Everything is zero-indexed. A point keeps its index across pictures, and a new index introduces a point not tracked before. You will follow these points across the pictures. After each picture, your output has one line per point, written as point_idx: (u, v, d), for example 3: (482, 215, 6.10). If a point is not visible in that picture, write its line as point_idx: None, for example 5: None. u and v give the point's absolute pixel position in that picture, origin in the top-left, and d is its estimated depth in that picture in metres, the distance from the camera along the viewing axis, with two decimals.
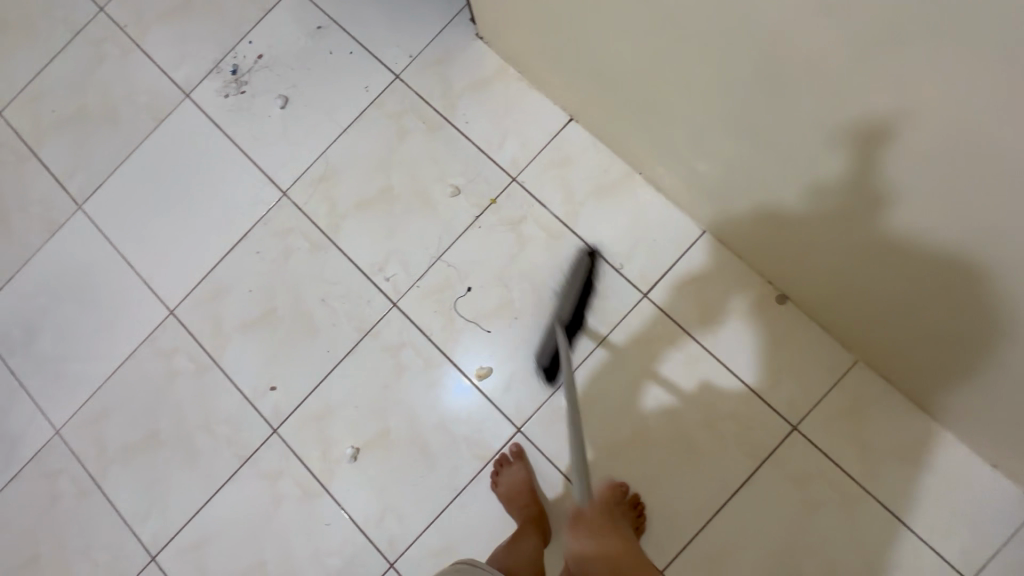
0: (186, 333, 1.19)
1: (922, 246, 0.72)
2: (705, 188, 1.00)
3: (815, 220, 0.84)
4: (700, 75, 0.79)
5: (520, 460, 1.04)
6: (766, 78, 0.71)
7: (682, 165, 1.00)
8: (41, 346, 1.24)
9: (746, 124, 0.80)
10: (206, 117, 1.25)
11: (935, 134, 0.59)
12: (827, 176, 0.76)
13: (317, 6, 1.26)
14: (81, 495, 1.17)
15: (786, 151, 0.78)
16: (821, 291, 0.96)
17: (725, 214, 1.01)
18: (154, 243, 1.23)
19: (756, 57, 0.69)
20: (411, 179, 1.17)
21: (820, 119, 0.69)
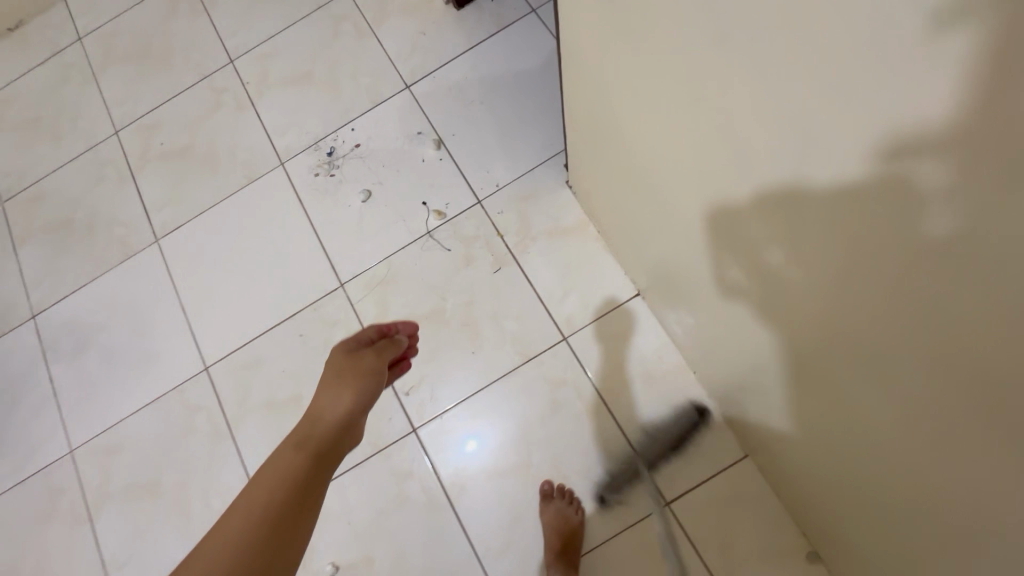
0: (214, 394, 1.21)
1: (906, 539, 0.63)
2: (777, 429, 0.84)
3: (809, 463, 0.79)
4: (787, 334, 0.64)
5: None
6: (845, 366, 0.55)
7: (725, 385, 0.96)
8: (84, 361, 1.29)
9: (752, 353, 0.77)
10: (292, 189, 1.30)
11: (895, 438, 0.53)
12: (817, 432, 0.71)
13: (423, 113, 1.30)
14: (75, 522, 1.19)
15: (785, 391, 0.74)
16: (842, 566, 0.89)
17: (755, 443, 0.97)
18: (212, 296, 1.27)
19: (846, 348, 0.53)
20: (465, 308, 1.16)
21: (809, 380, 0.65)
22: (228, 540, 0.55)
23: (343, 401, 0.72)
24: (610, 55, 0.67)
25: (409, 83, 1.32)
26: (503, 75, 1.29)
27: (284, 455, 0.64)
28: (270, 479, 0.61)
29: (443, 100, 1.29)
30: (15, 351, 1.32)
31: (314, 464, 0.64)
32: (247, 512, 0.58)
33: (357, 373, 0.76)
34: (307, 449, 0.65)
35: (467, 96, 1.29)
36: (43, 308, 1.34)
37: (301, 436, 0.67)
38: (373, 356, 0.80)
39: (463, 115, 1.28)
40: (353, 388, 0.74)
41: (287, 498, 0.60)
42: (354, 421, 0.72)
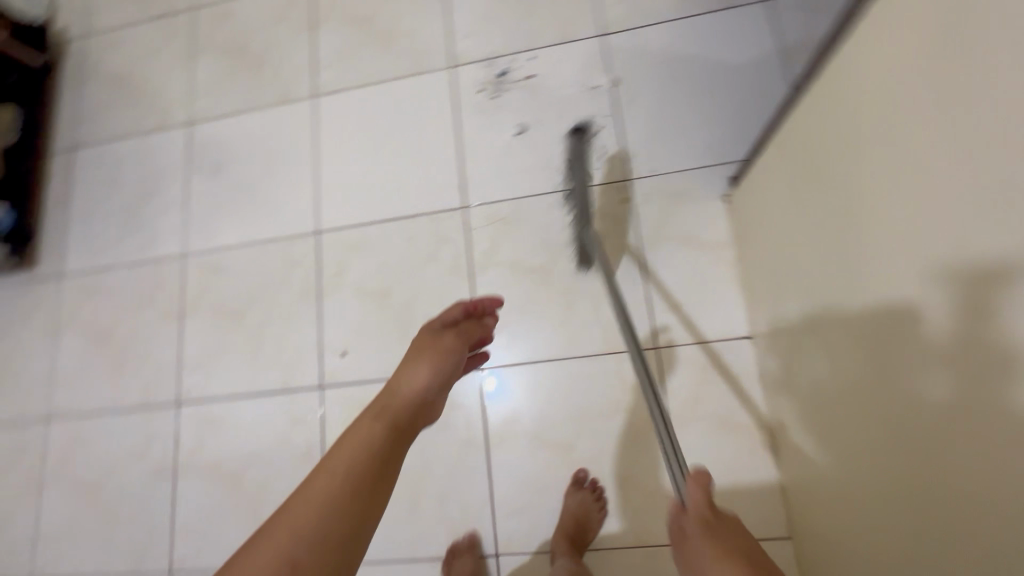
0: (316, 258, 1.27)
1: None
2: (826, 514, 0.84)
3: (839, 545, 0.81)
4: (861, 425, 0.69)
5: (472, 550, 1.06)
6: (906, 478, 0.60)
7: (800, 463, 0.92)
8: (217, 182, 1.38)
9: (829, 428, 0.79)
10: (453, 98, 1.29)
11: (940, 556, 0.56)
12: (859, 519, 0.73)
13: (607, 68, 1.23)
14: (167, 316, 1.32)
15: (842, 473, 0.76)
16: None
17: (803, 530, 0.94)
18: (344, 169, 1.31)
19: (911, 457, 0.58)
20: (571, 278, 1.14)
21: (872, 472, 0.67)
22: (314, 509, 0.61)
23: (418, 380, 0.75)
24: (818, 109, 0.71)
25: (606, 33, 1.24)
26: (704, 60, 1.19)
27: (363, 429, 0.68)
28: (348, 453, 0.66)
29: (633, 64, 1.22)
30: (165, 149, 1.43)
31: (390, 434, 0.69)
32: (333, 471, 0.64)
33: (432, 353, 0.78)
34: (383, 424, 0.69)
35: (659, 68, 1.21)
36: (199, 120, 1.43)
37: (378, 408, 0.72)
38: (451, 337, 0.82)
39: (647, 87, 1.20)
40: (429, 365, 0.77)
41: (364, 476, 0.64)
42: (429, 400, 0.75)
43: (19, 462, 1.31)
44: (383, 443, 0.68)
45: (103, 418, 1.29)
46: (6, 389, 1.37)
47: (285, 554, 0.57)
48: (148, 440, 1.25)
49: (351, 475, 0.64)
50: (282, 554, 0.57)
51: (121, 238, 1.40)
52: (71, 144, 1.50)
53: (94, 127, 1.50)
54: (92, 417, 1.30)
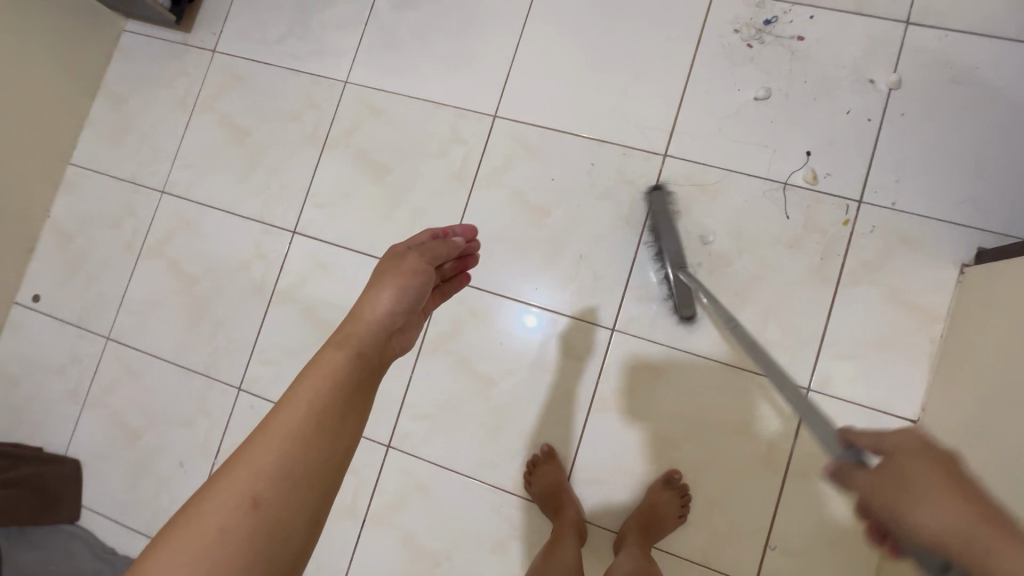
0: (483, 143, 1.15)
1: None
2: None
3: None
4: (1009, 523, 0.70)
5: (551, 460, 1.04)
6: None
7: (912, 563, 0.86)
8: (403, 14, 1.22)
9: None
10: (700, 26, 1.10)
11: None
12: None
13: (894, 63, 1.02)
14: (308, 140, 1.23)
15: None
16: None
17: None
18: (547, 58, 1.15)
19: None
20: (748, 279, 1.03)
21: None
22: (274, 446, 0.54)
23: (384, 304, 0.67)
24: None
25: (912, 22, 1.02)
26: (1017, 100, 0.98)
27: (326, 362, 0.62)
28: (311, 387, 0.59)
29: (929, 70, 1.01)
30: None
31: (355, 367, 0.62)
32: (291, 413, 0.57)
33: (399, 273, 0.69)
34: (347, 353, 0.63)
35: (956, 88, 1.00)
36: None
37: (339, 341, 0.64)
38: (417, 255, 0.73)
39: (932, 104, 1.00)
40: (395, 288, 0.68)
41: (328, 405, 0.58)
42: (399, 325, 0.69)
43: (123, 223, 1.28)
44: (349, 379, 0.61)
45: (216, 215, 1.24)
46: (128, 145, 1.31)
47: (248, 493, 0.51)
48: (255, 256, 1.21)
49: (308, 419, 0.56)
50: (244, 494, 0.51)
51: (283, 35, 1.27)
52: None
53: None
54: (206, 209, 1.25)
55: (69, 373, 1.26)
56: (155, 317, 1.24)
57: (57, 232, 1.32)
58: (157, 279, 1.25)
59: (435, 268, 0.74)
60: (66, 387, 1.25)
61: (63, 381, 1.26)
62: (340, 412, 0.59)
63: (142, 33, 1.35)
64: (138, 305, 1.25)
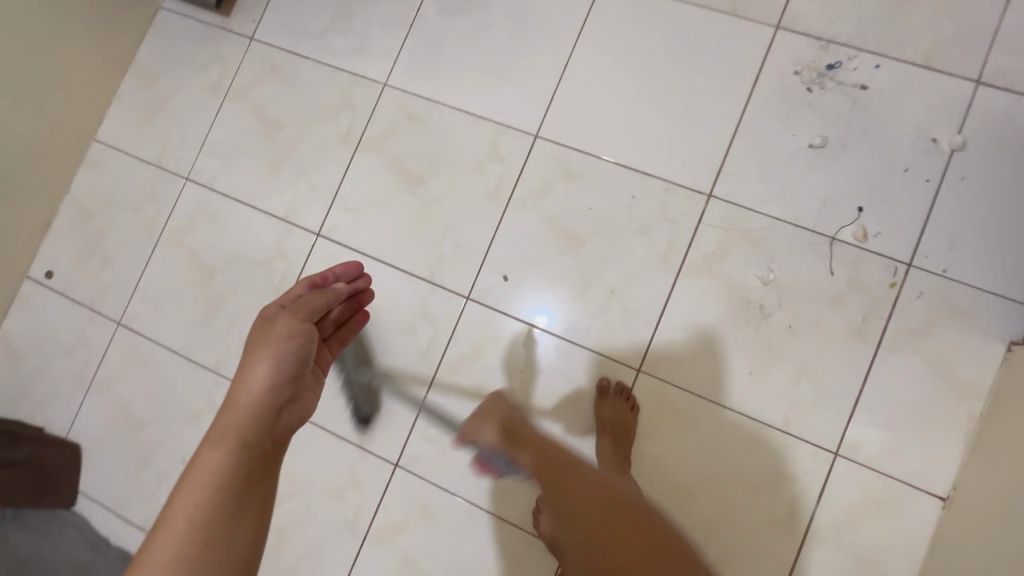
0: (521, 163, 1.11)
1: None
2: None
3: None
4: None
5: None
6: None
7: None
8: (450, 21, 1.18)
9: None
10: (760, 64, 1.05)
11: None
12: None
13: (959, 123, 0.98)
14: (341, 140, 1.19)
15: None
16: None
17: None
18: (595, 81, 1.11)
19: None
20: (784, 332, 0.99)
21: None
22: (168, 556, 0.56)
23: (262, 379, 0.69)
24: None
25: (983, 82, 0.98)
26: None
27: (209, 458, 0.63)
28: (194, 493, 0.61)
29: (996, 135, 0.97)
30: None
31: (246, 448, 0.65)
32: (181, 516, 0.59)
33: (271, 341, 0.72)
34: (230, 444, 0.64)
35: (1022, 155, 0.96)
36: None
37: (218, 435, 0.65)
38: (289, 315, 0.75)
39: (995, 170, 0.96)
40: (271, 359, 0.70)
41: (216, 505, 0.60)
42: (287, 393, 0.71)
43: (144, 206, 1.25)
44: (240, 463, 0.64)
45: (240, 209, 1.21)
46: (156, 127, 1.28)
47: None
48: (275, 254, 1.18)
49: (200, 520, 0.59)
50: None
51: (325, 30, 1.23)
52: None
53: None
54: (230, 201, 1.22)
55: (77, 355, 1.23)
56: (169, 307, 1.21)
57: (76, 209, 1.29)
58: (175, 268, 1.22)
59: (312, 324, 0.76)
60: (72, 368, 1.23)
61: (70, 362, 1.23)
62: (234, 500, 0.62)
63: (180, 12, 1.31)
64: (153, 292, 1.22)
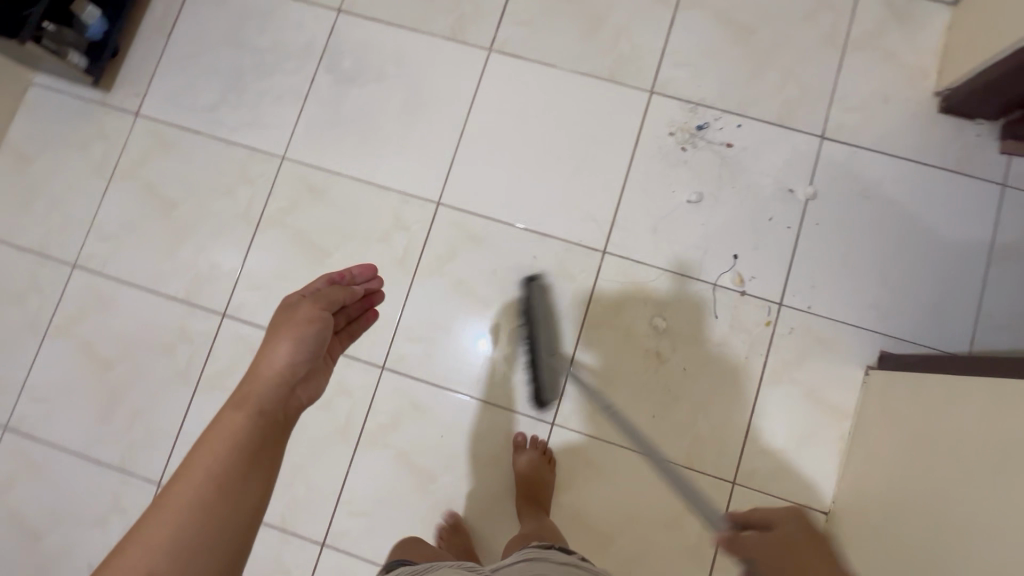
0: (426, 229, 1.14)
1: None
2: None
3: None
4: None
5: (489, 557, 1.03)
6: None
7: None
8: (346, 91, 1.20)
9: None
10: (639, 127, 1.14)
11: None
12: None
13: (810, 175, 1.11)
14: (241, 216, 1.17)
15: None
16: None
17: None
18: (491, 147, 1.16)
19: None
20: (680, 375, 1.07)
21: None
22: (173, 519, 0.54)
23: (281, 356, 0.69)
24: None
25: (826, 137, 1.12)
26: (914, 216, 1.08)
27: (228, 424, 0.62)
28: (207, 457, 0.59)
29: (840, 183, 1.10)
30: (300, 25, 1.22)
31: (258, 422, 0.64)
32: (193, 479, 0.57)
33: (294, 324, 0.72)
34: (247, 412, 0.64)
35: (863, 200, 1.10)
36: (352, 11, 1.22)
37: (235, 404, 0.64)
38: (312, 303, 0.75)
39: (843, 214, 1.09)
40: (292, 339, 0.70)
41: (228, 468, 0.59)
42: (303, 373, 0.70)
43: (27, 298, 1.17)
44: (251, 434, 0.62)
45: (137, 294, 1.16)
46: (35, 212, 1.20)
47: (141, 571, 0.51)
48: (178, 338, 1.14)
49: (207, 484, 0.57)
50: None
51: (217, 103, 1.21)
52: None
53: None
54: (125, 286, 1.16)
55: None
56: (63, 405, 1.14)
57: None
58: (66, 362, 1.15)
59: (331, 314, 0.76)
60: None
61: None
62: (246, 468, 0.60)
63: (53, 87, 1.24)
64: (43, 390, 1.14)
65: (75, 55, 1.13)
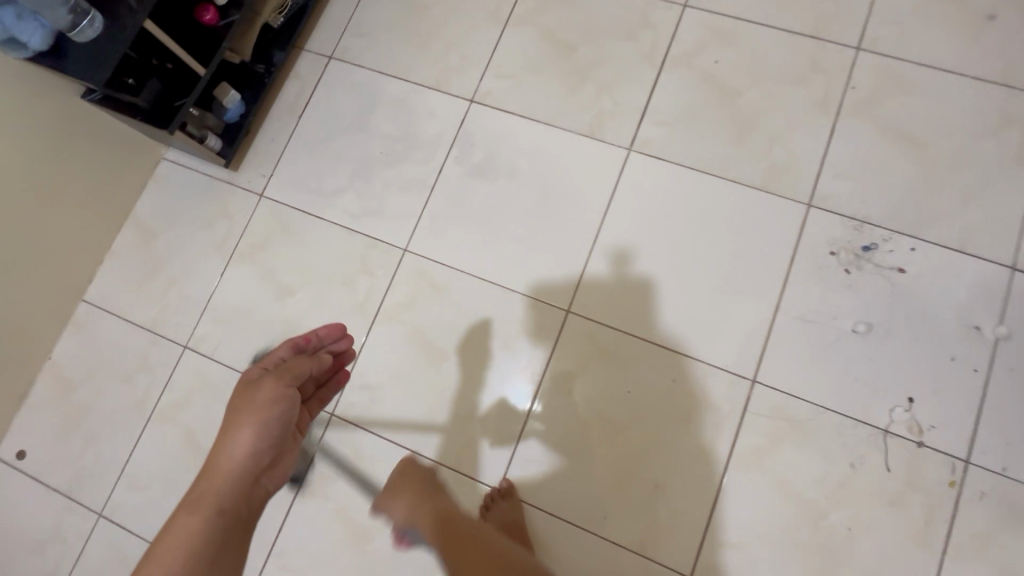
0: (552, 338, 1.06)
1: None
2: None
3: None
4: None
5: None
6: None
7: None
8: (474, 184, 1.15)
9: None
10: (795, 243, 1.04)
11: None
12: None
13: (1002, 312, 0.97)
14: (358, 309, 1.12)
15: None
16: None
17: None
18: (626, 254, 1.08)
19: None
20: (844, 535, 0.92)
21: None
22: None
23: (243, 443, 0.69)
24: None
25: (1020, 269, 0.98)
26: None
27: (188, 518, 0.64)
28: (176, 544, 0.62)
29: None
30: (431, 114, 1.19)
31: (224, 513, 0.66)
32: (163, 568, 0.60)
33: (257, 406, 0.71)
34: (204, 509, 0.65)
35: None
36: (485, 102, 1.19)
37: (195, 499, 0.66)
38: (275, 379, 0.75)
39: None
40: (254, 424, 0.70)
41: (197, 558, 0.62)
42: (267, 458, 0.71)
43: (136, 378, 1.14)
44: (215, 526, 0.64)
45: None
46: (153, 288, 1.19)
47: None
48: None
49: None
50: None
51: (341, 189, 1.18)
52: (329, 50, 1.27)
53: (364, 44, 1.26)
54: (233, 373, 1.12)
55: (49, 555, 1.09)
56: (159, 497, 1.08)
57: (56, 379, 1.16)
58: (168, 450, 1.10)
59: (296, 390, 0.75)
60: (44, 570, 1.08)
61: (40, 561, 1.09)
62: (215, 556, 0.63)
63: (183, 163, 1.25)
64: (140, 476, 1.10)
65: (213, 138, 1.16)
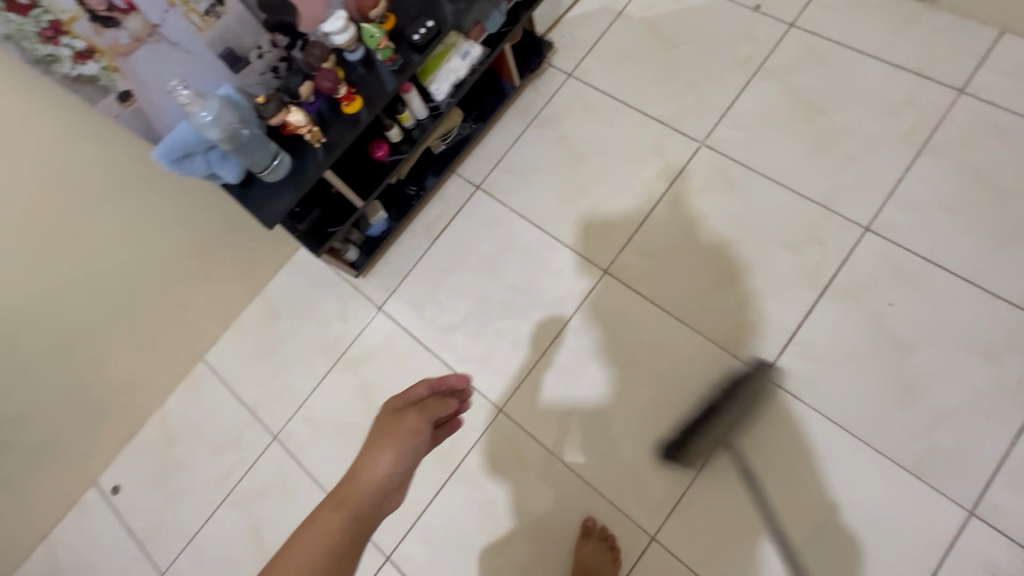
0: (630, 564, 0.98)
1: None
2: None
3: None
4: None
5: None
6: None
7: None
8: (586, 362, 1.10)
9: None
10: (942, 552, 0.88)
11: None
12: None
13: None
14: (440, 455, 1.11)
15: None
16: None
17: None
18: (735, 495, 0.97)
19: None
20: None
21: None
22: None
23: (382, 466, 0.58)
24: None
25: None
26: None
27: (320, 525, 0.52)
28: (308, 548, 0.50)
29: None
30: (561, 273, 1.17)
31: (356, 531, 0.53)
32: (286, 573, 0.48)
33: (399, 432, 0.61)
34: (343, 516, 0.53)
35: None
36: (619, 276, 1.14)
37: (334, 501, 0.55)
38: (417, 413, 0.64)
39: None
40: (395, 451, 0.59)
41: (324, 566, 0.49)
42: (396, 486, 0.59)
43: (225, 452, 1.21)
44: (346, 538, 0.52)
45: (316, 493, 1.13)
46: (263, 369, 1.25)
47: None
48: None
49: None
50: None
51: (454, 325, 1.18)
52: (478, 180, 1.29)
53: (512, 182, 1.26)
54: (310, 481, 1.15)
55: None
56: None
57: (161, 430, 1.25)
58: (234, 536, 1.15)
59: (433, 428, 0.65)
60: None
61: None
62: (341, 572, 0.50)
63: None
64: (203, 553, 1.15)
65: (352, 250, 1.19)
